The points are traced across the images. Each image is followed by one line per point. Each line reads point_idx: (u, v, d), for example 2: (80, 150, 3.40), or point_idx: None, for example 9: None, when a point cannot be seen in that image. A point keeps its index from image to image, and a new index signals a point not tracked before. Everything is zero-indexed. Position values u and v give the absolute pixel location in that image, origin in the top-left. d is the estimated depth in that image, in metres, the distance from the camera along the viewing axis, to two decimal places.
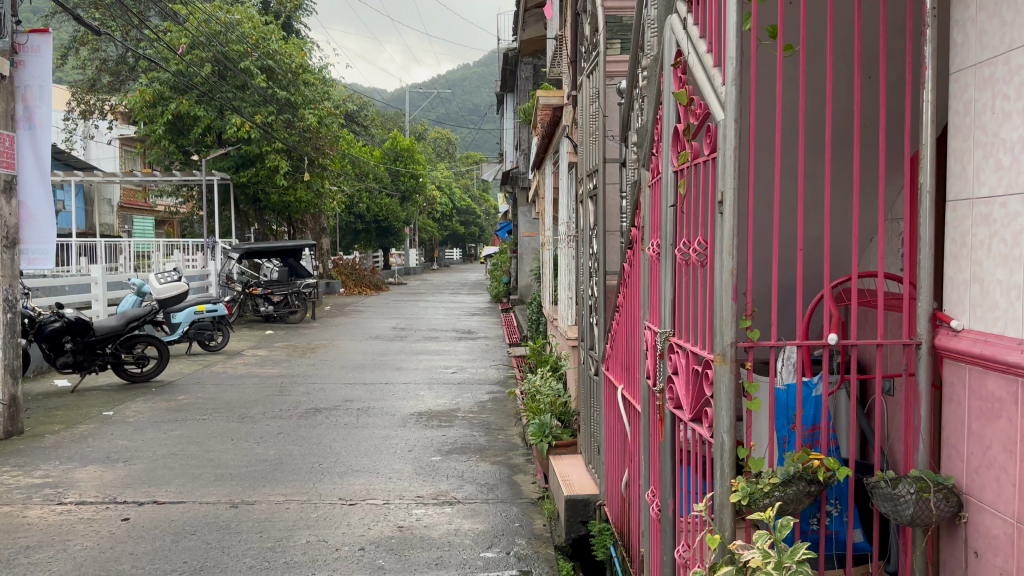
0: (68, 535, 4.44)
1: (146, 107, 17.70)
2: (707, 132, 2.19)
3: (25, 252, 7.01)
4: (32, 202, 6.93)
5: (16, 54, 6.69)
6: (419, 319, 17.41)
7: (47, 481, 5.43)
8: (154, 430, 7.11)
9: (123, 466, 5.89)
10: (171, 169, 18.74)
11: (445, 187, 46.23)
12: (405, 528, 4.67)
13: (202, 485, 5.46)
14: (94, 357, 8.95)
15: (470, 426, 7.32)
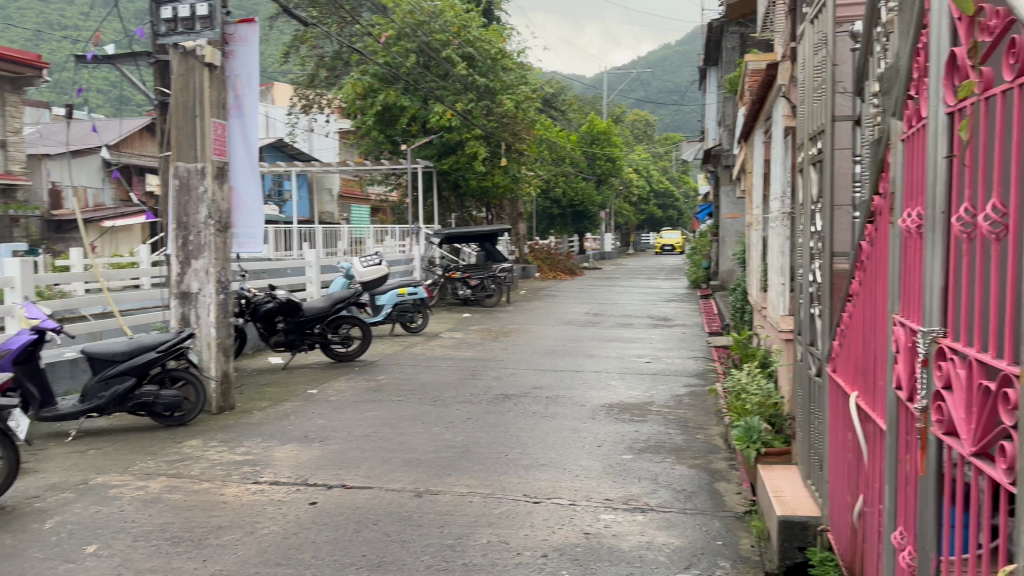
0: (258, 517, 4.47)
1: (358, 99, 18.60)
2: (1012, 51, 1.54)
3: (238, 236, 7.40)
4: (243, 187, 7.28)
5: (227, 44, 7.06)
6: (612, 304, 16.98)
7: (247, 458, 5.62)
8: (351, 410, 7.26)
9: (318, 446, 5.97)
10: (380, 159, 19.63)
11: (642, 170, 45.06)
12: (593, 536, 4.24)
13: (389, 471, 5.39)
14: (303, 336, 9.38)
15: (666, 422, 6.76)
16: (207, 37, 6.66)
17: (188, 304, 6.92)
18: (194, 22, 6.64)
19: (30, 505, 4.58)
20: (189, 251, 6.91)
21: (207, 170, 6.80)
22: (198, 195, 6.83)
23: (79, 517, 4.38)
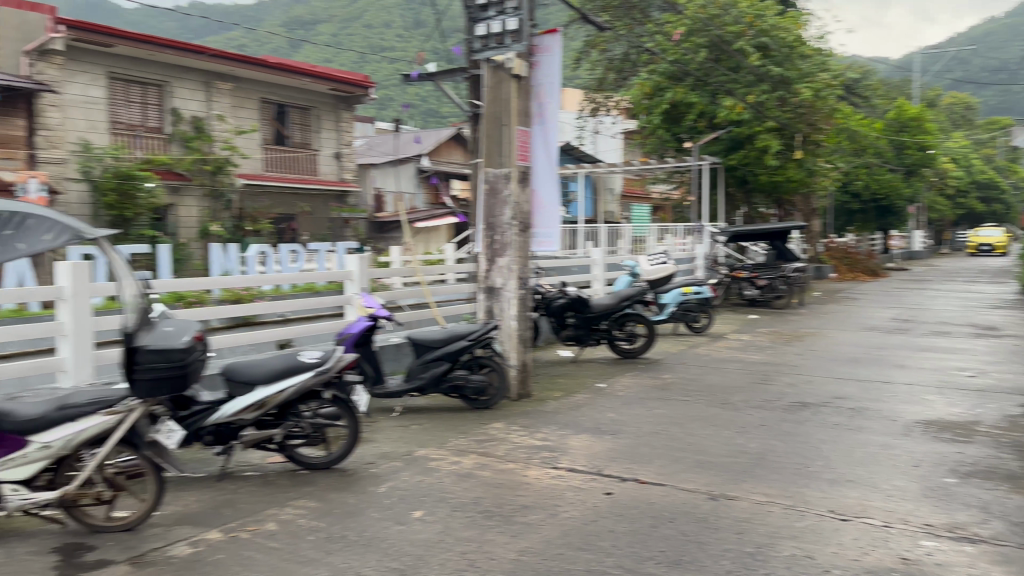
0: (559, 502, 4.72)
1: (645, 98, 18.86)
2: None
3: (536, 235, 7.91)
4: (542, 190, 7.73)
5: (533, 55, 7.52)
6: (925, 310, 15.22)
7: (545, 444, 5.96)
8: (640, 406, 7.36)
9: (610, 439, 6.14)
10: (666, 157, 19.56)
11: (962, 159, 39.74)
12: (912, 563, 3.86)
13: (682, 470, 5.37)
14: (590, 332, 9.69)
15: (998, 446, 5.91)
16: (515, 50, 7.15)
17: (493, 298, 7.53)
18: (505, 37, 7.19)
19: (368, 469, 5.29)
20: (494, 249, 7.48)
21: (511, 174, 7.30)
22: (503, 198, 7.38)
23: (406, 484, 4.96)
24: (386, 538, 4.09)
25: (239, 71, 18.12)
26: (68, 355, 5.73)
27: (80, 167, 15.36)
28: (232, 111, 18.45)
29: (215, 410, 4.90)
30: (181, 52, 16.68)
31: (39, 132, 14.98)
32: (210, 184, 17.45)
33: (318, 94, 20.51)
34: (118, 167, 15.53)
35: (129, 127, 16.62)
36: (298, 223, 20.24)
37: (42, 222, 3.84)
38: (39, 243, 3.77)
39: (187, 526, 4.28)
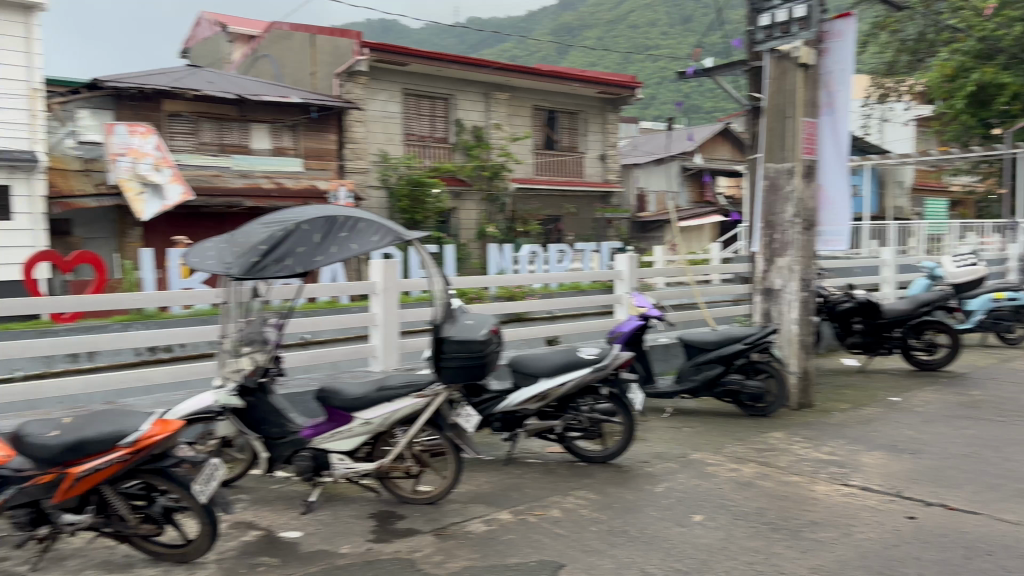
0: (852, 521, 4.38)
1: (946, 81, 16.87)
2: None
3: (823, 234, 7.44)
4: (830, 185, 7.24)
5: (822, 42, 7.03)
6: None
7: (833, 458, 5.56)
8: (943, 425, 6.59)
9: (909, 459, 5.57)
10: (971, 146, 17.65)
11: None
12: None
13: (1002, 500, 4.72)
14: (881, 340, 8.86)
15: None
16: (803, 37, 6.80)
17: (771, 300, 7.21)
18: (792, 25, 6.91)
19: (644, 467, 5.33)
20: (774, 248, 7.14)
21: (795, 169, 6.89)
22: (785, 194, 7.00)
23: (684, 487, 4.91)
24: (668, 538, 4.09)
25: (515, 80, 19.16)
26: (379, 342, 6.47)
27: (380, 176, 17.44)
28: (507, 119, 19.67)
29: (503, 398, 5.21)
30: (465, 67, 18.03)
31: (348, 145, 17.08)
32: (486, 189, 18.74)
33: (587, 99, 21.17)
34: (410, 175, 17.19)
35: (420, 139, 18.33)
36: (563, 224, 21.01)
37: (370, 224, 4.44)
38: (367, 243, 4.36)
39: (480, 506, 4.63)
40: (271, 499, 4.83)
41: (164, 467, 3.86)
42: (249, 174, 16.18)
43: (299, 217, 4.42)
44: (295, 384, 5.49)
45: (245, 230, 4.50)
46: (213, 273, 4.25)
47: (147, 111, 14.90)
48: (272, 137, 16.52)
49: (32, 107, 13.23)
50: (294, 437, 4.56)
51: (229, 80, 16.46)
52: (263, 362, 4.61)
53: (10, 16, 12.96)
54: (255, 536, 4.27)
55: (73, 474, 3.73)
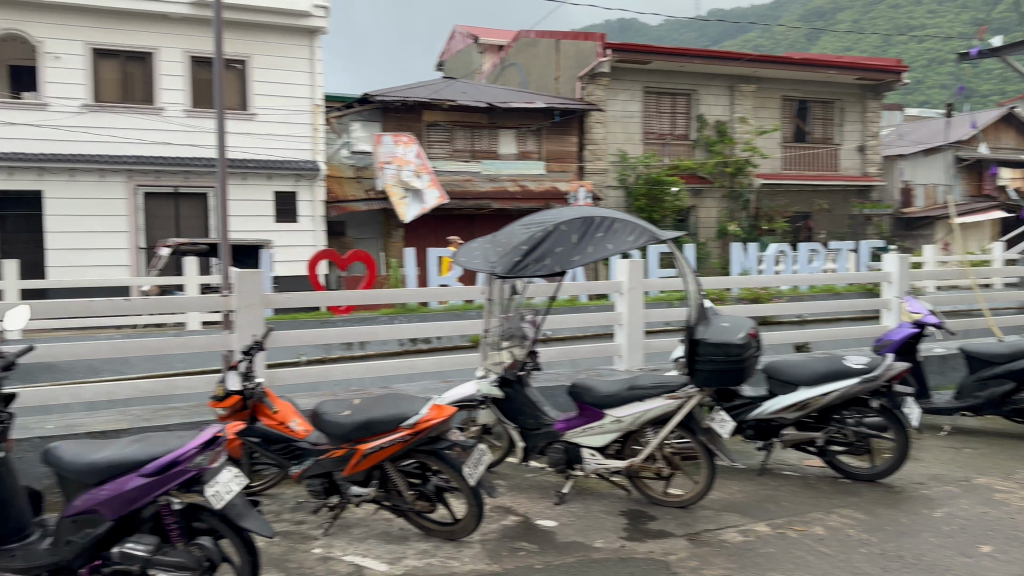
0: None
1: None
2: None
3: None
4: None
5: None
6: None
7: None
8: None
9: None
10: None
11: None
12: None
13: None
14: None
15: None
16: None
17: None
18: None
19: (919, 489, 4.85)
20: None
21: None
22: None
23: (968, 513, 4.41)
24: (951, 567, 3.70)
25: (762, 71, 18.54)
26: (623, 340, 6.52)
27: (618, 175, 17.69)
28: (754, 112, 18.96)
29: (756, 406, 5.02)
30: (712, 61, 17.80)
31: (589, 146, 17.56)
32: (728, 185, 18.48)
33: (845, 86, 19.90)
34: (648, 173, 17.37)
35: (660, 136, 18.32)
36: (814, 221, 19.75)
37: (625, 225, 4.56)
38: (624, 243, 4.48)
39: (735, 514, 4.56)
40: (527, 487, 5.10)
41: (438, 449, 4.18)
42: (496, 178, 17.00)
43: (557, 218, 4.62)
44: (545, 379, 5.76)
45: (505, 231, 4.76)
46: (480, 271, 4.56)
47: (409, 122, 16.21)
48: (518, 141, 17.25)
49: (314, 121, 15.04)
50: (548, 429, 4.77)
51: (479, 89, 17.53)
52: (521, 356, 4.83)
53: (298, 41, 14.93)
54: (514, 522, 4.54)
55: (361, 451, 4.17)
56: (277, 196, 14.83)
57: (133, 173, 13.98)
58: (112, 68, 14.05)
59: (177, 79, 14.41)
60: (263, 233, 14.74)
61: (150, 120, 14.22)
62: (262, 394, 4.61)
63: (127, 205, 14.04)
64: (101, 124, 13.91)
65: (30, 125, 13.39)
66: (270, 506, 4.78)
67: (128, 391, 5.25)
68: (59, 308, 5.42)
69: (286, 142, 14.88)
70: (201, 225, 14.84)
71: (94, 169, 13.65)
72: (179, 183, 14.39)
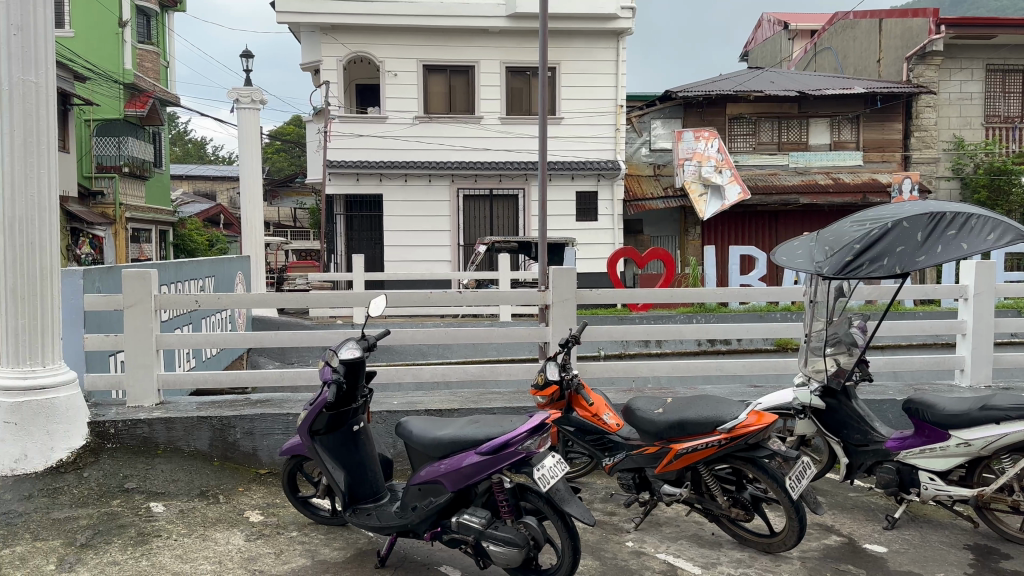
0: None
1: None
2: None
3: None
4: None
5: None
6: None
7: None
8: None
9: None
10: None
11: None
12: None
13: None
14: None
15: None
16: None
17: None
18: None
19: None
20: None
21: None
22: None
23: None
24: None
25: None
26: (968, 353, 5.80)
27: (953, 165, 16.01)
28: None
29: None
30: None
31: (917, 133, 15.88)
32: None
33: None
34: (992, 162, 15.52)
35: (1007, 119, 16.11)
36: None
37: (984, 222, 4.02)
38: (983, 241, 3.93)
39: None
40: (850, 507, 4.74)
41: (757, 457, 3.99)
42: (805, 171, 16.00)
43: (896, 214, 4.19)
44: (872, 391, 5.33)
45: (833, 228, 4.43)
46: (805, 272, 4.30)
47: (712, 116, 15.87)
48: (832, 131, 16.03)
49: (617, 122, 15.39)
50: (878, 446, 4.38)
51: (789, 78, 16.60)
52: (849, 365, 4.44)
53: (605, 44, 15.35)
54: (838, 542, 4.23)
55: (674, 451, 4.14)
56: (579, 196, 15.42)
57: (454, 176, 15.41)
58: (439, 81, 15.64)
59: (493, 89, 15.62)
60: (564, 231, 15.39)
61: (470, 128, 15.59)
62: (579, 385, 4.76)
63: (448, 206, 15.52)
64: (431, 133, 15.54)
65: (375, 136, 15.37)
66: (583, 494, 4.98)
67: (457, 374, 5.77)
68: (404, 298, 6.11)
69: (590, 143, 15.40)
70: (510, 224, 15.90)
71: (423, 174, 15.26)
72: (493, 185, 15.57)
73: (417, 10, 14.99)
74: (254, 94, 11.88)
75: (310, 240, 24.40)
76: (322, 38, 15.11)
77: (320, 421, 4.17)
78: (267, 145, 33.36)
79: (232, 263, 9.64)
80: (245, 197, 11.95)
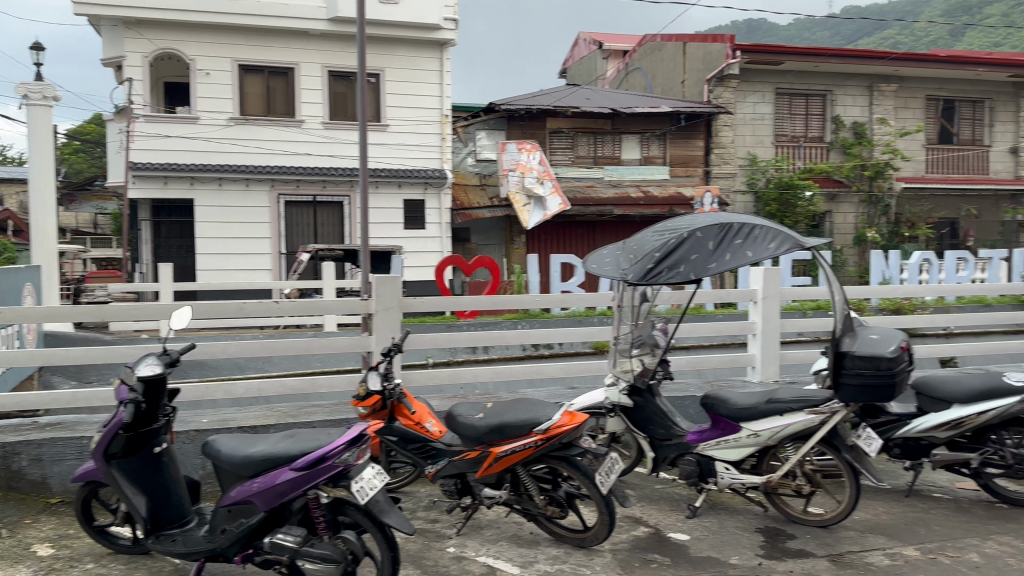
0: None
1: None
2: None
3: None
4: None
5: None
6: None
7: None
8: None
9: None
10: None
11: None
12: None
13: None
14: None
15: None
16: None
17: None
18: None
19: None
20: None
21: None
22: None
23: None
24: None
25: (904, 71, 17.94)
26: (757, 351, 6.38)
27: (748, 180, 17.54)
28: (895, 113, 18.39)
29: (904, 424, 4.99)
30: (850, 60, 17.44)
31: (715, 150, 17.32)
32: (867, 190, 17.93)
33: (996, 83, 19.03)
34: (780, 178, 17.17)
35: (792, 139, 17.94)
36: (963, 227, 19.00)
37: (765, 232, 4.43)
38: (764, 249, 4.33)
39: (881, 536, 4.44)
40: (656, 498, 5.06)
41: (570, 456, 4.16)
42: (620, 183, 16.93)
43: (692, 225, 4.54)
44: (674, 388, 5.73)
45: (637, 237, 4.72)
46: (612, 278, 4.55)
47: (533, 129, 16.37)
48: (642, 146, 17.12)
49: (442, 131, 15.54)
50: (680, 440, 4.70)
51: (603, 94, 17.51)
52: (652, 365, 4.75)
53: (428, 53, 15.44)
54: (645, 533, 4.50)
55: (493, 454, 4.22)
56: (406, 204, 15.36)
57: (274, 181, 14.86)
58: (257, 83, 15.00)
59: (315, 93, 15.21)
60: (391, 239, 15.30)
61: (291, 132, 15.08)
62: (401, 394, 4.73)
63: (269, 213, 14.91)
64: (248, 136, 14.87)
65: (185, 137, 14.49)
66: (404, 504, 4.95)
67: (275, 388, 5.56)
68: (216, 309, 5.79)
69: (416, 152, 15.43)
70: (335, 231, 15.54)
71: (240, 179, 14.59)
72: (317, 191, 15.17)
73: (233, 7, 14.30)
74: (45, 89, 10.78)
75: (113, 248, 22.52)
76: (125, 32, 14.04)
77: (117, 443, 3.85)
78: (63, 143, 30.48)
79: (20, 272, 8.71)
80: (35, 201, 10.77)
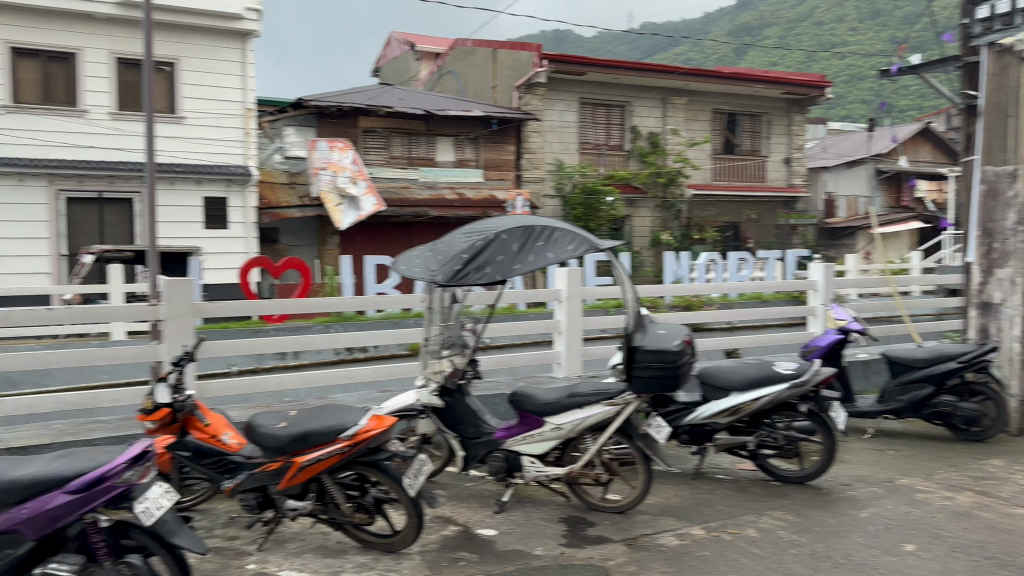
0: None
1: None
2: None
3: None
4: None
5: None
6: None
7: None
8: None
9: None
10: None
11: None
12: None
13: None
14: None
15: None
16: None
17: (989, 315, 7.11)
18: (1013, 17, 6.91)
19: (845, 491, 5.34)
20: (993, 258, 7.05)
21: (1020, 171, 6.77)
22: (1007, 200, 6.88)
23: (892, 513, 4.87)
24: (876, 567, 4.05)
25: (693, 85, 19.50)
26: (562, 348, 6.66)
27: (555, 184, 18.20)
28: (685, 124, 19.95)
29: (690, 411, 5.41)
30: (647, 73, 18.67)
31: (526, 155, 17.89)
32: (661, 196, 19.35)
33: (771, 100, 21.12)
34: (585, 183, 18.00)
35: (596, 146, 18.94)
36: (744, 230, 21.00)
37: (565, 235, 4.63)
38: (564, 252, 4.53)
39: (672, 518, 4.79)
40: (466, 496, 5.13)
41: (377, 460, 4.12)
42: (434, 185, 17.04)
43: (497, 228, 4.65)
44: (485, 387, 5.85)
45: (445, 239, 4.76)
46: (421, 280, 4.55)
47: (344, 128, 16.05)
48: (456, 149, 17.35)
49: (247, 126, 14.79)
50: (488, 437, 4.78)
51: (416, 96, 17.51)
52: (462, 365, 4.83)
53: (230, 44, 14.64)
54: (454, 532, 4.55)
55: (297, 464, 4.08)
56: (207, 202, 14.47)
57: (51, 175, 13.42)
58: (29, 66, 13.48)
59: (101, 80, 13.93)
60: (191, 240, 14.36)
61: (72, 122, 13.71)
62: (194, 407, 4.47)
63: (46, 210, 13.47)
64: (20, 125, 13.34)
65: None
66: (201, 522, 4.66)
67: (48, 405, 5.01)
68: None
69: (219, 147, 14.58)
70: (126, 231, 14.34)
71: (10, 172, 13.06)
72: (102, 187, 13.86)
73: None
74: None
75: None
76: None
77: None
78: None
79: None
80: None
